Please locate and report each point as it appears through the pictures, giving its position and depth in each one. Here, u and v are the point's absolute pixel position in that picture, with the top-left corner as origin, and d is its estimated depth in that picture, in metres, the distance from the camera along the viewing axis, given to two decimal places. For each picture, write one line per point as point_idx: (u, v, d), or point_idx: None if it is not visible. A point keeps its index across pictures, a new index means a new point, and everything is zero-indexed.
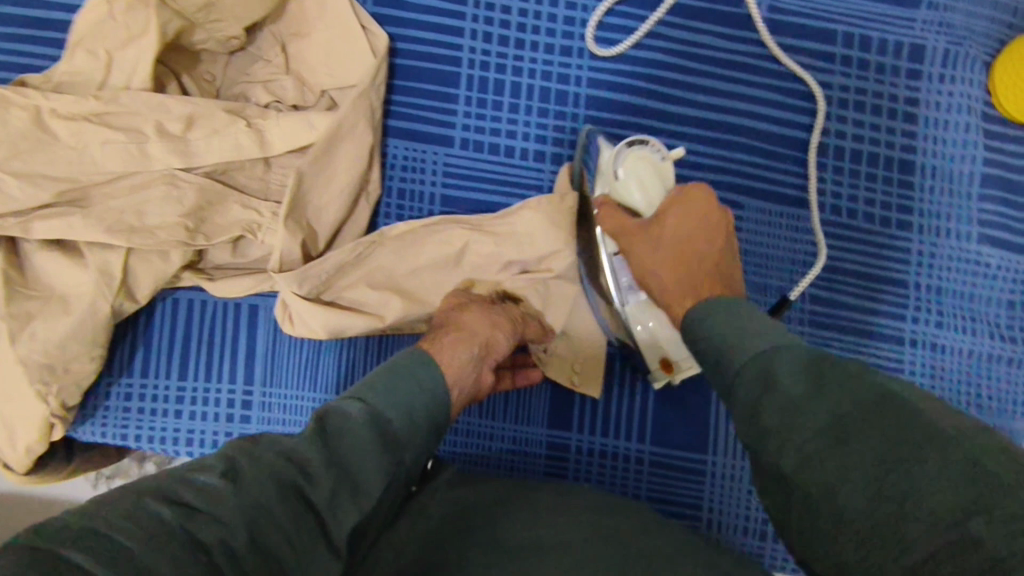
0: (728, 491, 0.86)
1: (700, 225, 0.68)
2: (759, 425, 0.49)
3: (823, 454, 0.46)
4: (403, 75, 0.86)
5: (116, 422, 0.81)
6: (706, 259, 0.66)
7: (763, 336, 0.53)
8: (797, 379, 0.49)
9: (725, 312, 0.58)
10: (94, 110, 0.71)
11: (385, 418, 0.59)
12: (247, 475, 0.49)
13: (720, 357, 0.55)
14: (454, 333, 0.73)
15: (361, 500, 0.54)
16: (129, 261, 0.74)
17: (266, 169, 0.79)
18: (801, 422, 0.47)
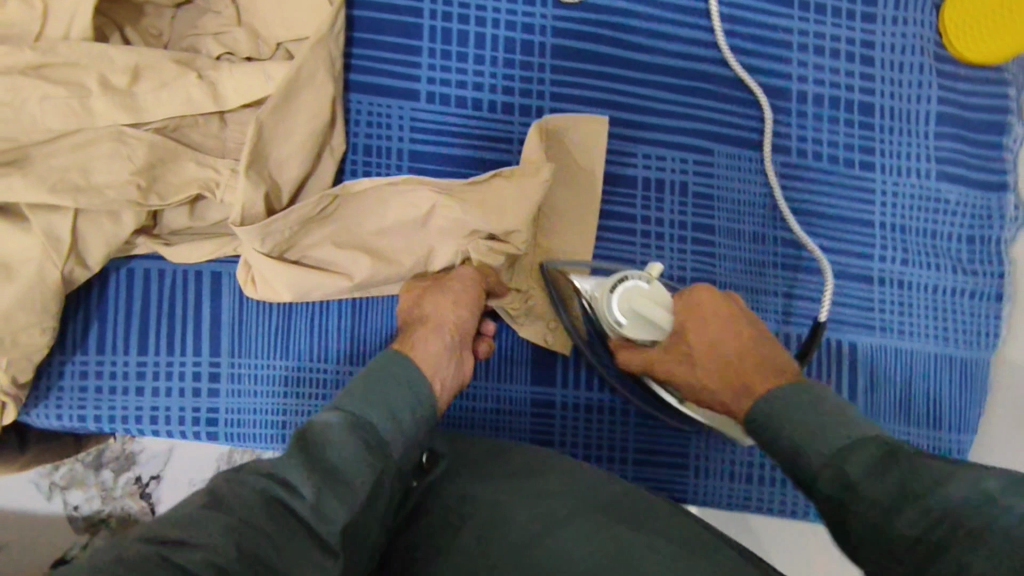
0: (714, 437, 0.86)
1: (728, 322, 0.68)
2: (847, 536, 0.50)
3: (912, 546, 0.46)
4: (362, 27, 0.83)
5: (73, 403, 0.76)
6: (746, 354, 0.66)
7: (827, 437, 0.53)
8: (870, 479, 0.50)
9: (785, 399, 0.58)
10: (29, 62, 0.66)
11: (366, 419, 0.55)
12: (230, 499, 0.46)
13: (793, 458, 0.55)
14: (422, 328, 0.70)
15: (350, 495, 0.50)
16: (78, 224, 0.69)
17: (221, 126, 0.75)
18: (887, 528, 0.47)
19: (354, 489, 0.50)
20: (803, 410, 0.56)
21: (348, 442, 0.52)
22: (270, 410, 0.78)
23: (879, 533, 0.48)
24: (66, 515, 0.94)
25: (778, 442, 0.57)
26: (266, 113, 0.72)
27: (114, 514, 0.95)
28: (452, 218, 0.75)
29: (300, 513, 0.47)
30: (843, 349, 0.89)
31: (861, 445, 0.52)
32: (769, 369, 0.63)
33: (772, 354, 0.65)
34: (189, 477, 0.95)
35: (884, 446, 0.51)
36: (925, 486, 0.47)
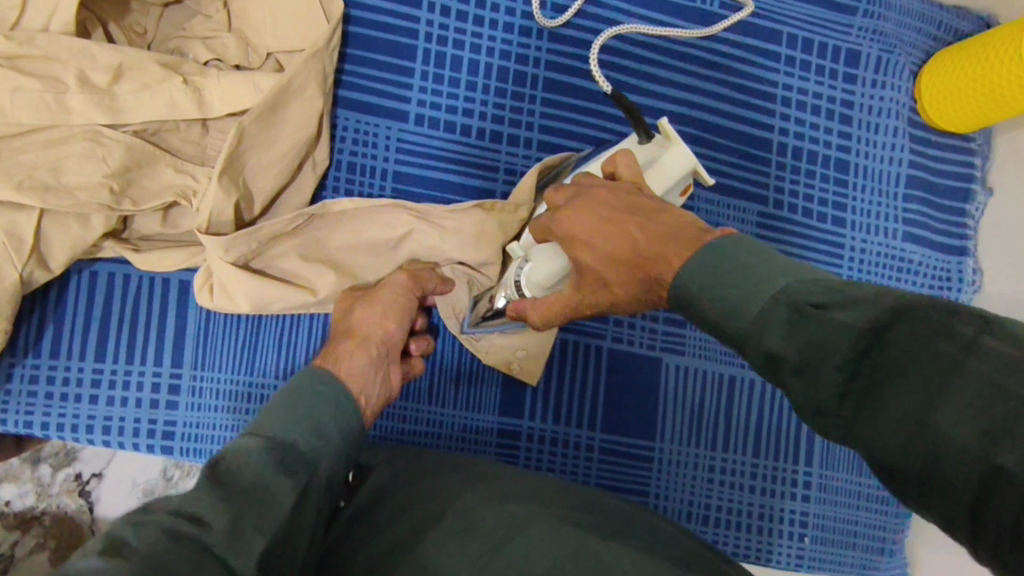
0: (675, 477, 0.87)
1: (586, 205, 0.58)
2: (777, 364, 0.44)
3: (842, 413, 0.41)
4: (355, 43, 0.82)
5: (19, 407, 0.72)
6: (637, 239, 0.54)
7: (749, 296, 0.46)
8: (788, 342, 0.43)
9: (706, 279, 0.48)
10: (5, 51, 0.64)
11: (286, 438, 0.53)
12: (132, 542, 0.40)
13: (726, 331, 0.47)
14: (347, 340, 0.68)
15: (271, 514, 0.47)
16: (42, 224, 0.66)
17: (203, 133, 0.72)
18: (813, 392, 0.42)
19: (274, 510, 0.48)
20: (729, 284, 0.47)
21: (264, 463, 0.49)
22: (230, 427, 0.76)
23: (808, 403, 0.43)
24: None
25: (701, 312, 0.49)
26: (250, 121, 0.69)
27: (47, 512, 0.90)
28: (427, 241, 0.74)
29: (212, 547, 0.42)
30: None
31: (775, 306, 0.44)
32: (655, 228, 0.53)
33: (652, 217, 0.55)
34: (133, 477, 0.91)
35: (794, 302, 0.43)
36: (836, 337, 0.41)
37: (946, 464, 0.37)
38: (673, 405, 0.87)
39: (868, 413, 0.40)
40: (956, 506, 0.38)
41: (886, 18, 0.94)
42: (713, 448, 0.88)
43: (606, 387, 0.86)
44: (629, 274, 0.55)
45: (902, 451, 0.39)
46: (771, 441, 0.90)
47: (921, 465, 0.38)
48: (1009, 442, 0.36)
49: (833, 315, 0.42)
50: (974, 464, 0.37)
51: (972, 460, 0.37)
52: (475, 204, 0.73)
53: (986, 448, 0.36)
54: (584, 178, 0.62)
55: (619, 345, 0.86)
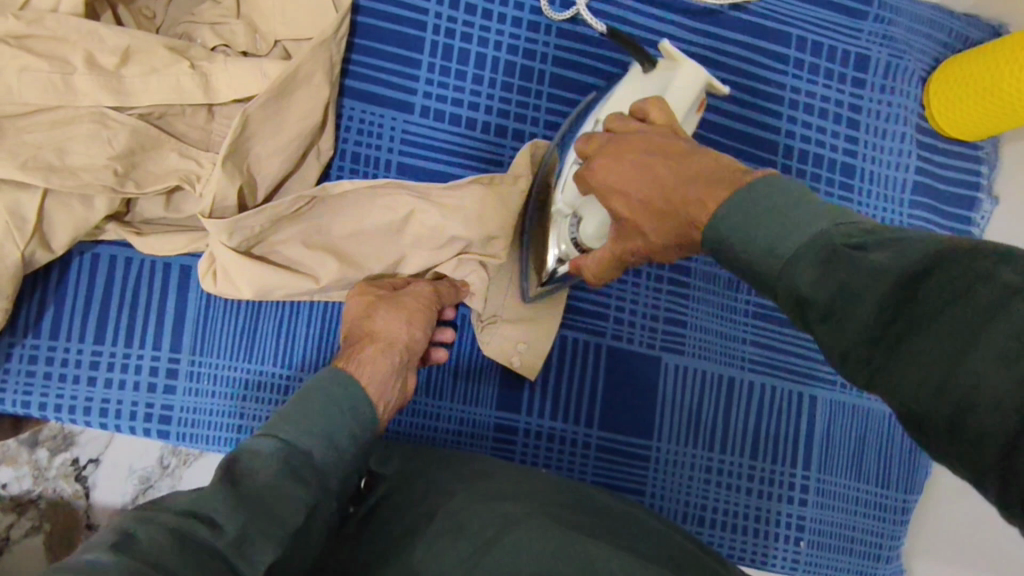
0: (671, 477, 0.87)
1: (622, 153, 0.57)
2: (805, 304, 0.42)
3: (870, 357, 0.40)
4: (363, 33, 0.82)
5: (18, 387, 0.72)
6: (670, 183, 0.53)
7: (787, 235, 0.45)
8: (819, 284, 0.41)
9: (743, 218, 0.47)
10: (13, 30, 0.64)
11: (300, 450, 0.53)
12: (139, 539, 0.40)
13: (758, 274, 0.46)
14: (372, 345, 0.69)
15: (275, 527, 0.46)
16: (45, 204, 0.66)
17: (208, 118, 0.72)
18: (841, 334, 0.40)
19: (282, 523, 0.47)
20: (764, 226, 0.46)
21: (280, 473, 0.50)
22: (228, 412, 0.76)
23: (835, 348, 0.41)
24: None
25: (732, 255, 0.48)
26: (256, 108, 0.69)
27: (43, 496, 0.90)
28: (430, 220, 0.74)
29: (219, 550, 0.43)
30: (803, 404, 0.91)
31: (810, 249, 0.43)
32: (689, 170, 0.52)
33: (687, 159, 0.53)
34: (129, 463, 0.91)
35: (831, 244, 0.42)
36: (872, 276, 0.39)
37: (978, 410, 0.35)
38: (671, 406, 0.87)
39: (899, 357, 0.38)
40: (984, 456, 0.35)
41: (896, 22, 0.94)
42: (710, 449, 0.88)
43: (604, 385, 0.86)
44: (661, 221, 0.54)
45: (931, 396, 0.37)
46: (769, 444, 0.90)
47: (951, 411, 0.36)
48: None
49: (872, 255, 0.40)
50: (1008, 411, 0.34)
51: (1007, 407, 0.34)
52: (472, 178, 0.74)
53: (1023, 396, 0.34)
54: (616, 123, 0.61)
55: (619, 343, 0.86)
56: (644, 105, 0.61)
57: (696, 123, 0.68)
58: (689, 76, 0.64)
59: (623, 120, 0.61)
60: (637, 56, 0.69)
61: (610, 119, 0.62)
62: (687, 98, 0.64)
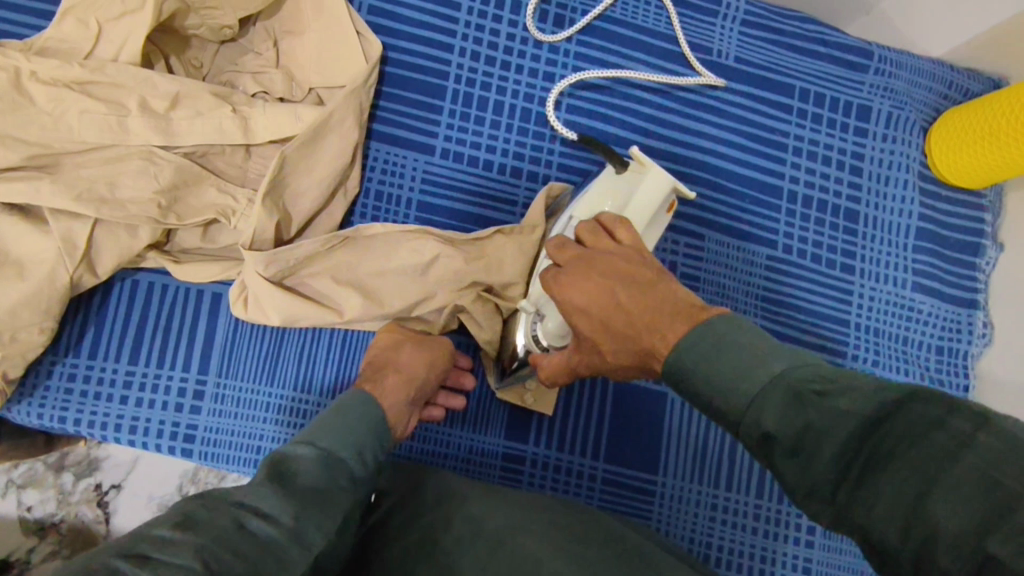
0: (677, 512, 0.88)
1: (584, 275, 0.61)
2: (773, 452, 0.45)
3: (837, 494, 0.42)
4: (390, 82, 0.88)
5: (56, 403, 0.77)
6: (630, 311, 0.57)
7: (746, 377, 0.47)
8: (787, 424, 0.44)
9: (701, 357, 0.49)
10: (78, 77, 0.71)
11: (338, 457, 0.56)
12: (205, 523, 0.46)
13: (718, 409, 0.48)
14: (397, 373, 0.73)
15: (328, 519, 0.51)
16: (94, 233, 0.72)
17: (246, 157, 0.79)
18: (813, 477, 0.43)
19: (332, 517, 0.52)
20: (726, 367, 0.48)
21: (321, 472, 0.54)
22: (249, 434, 0.79)
23: (802, 484, 0.43)
24: (17, 516, 0.93)
25: (695, 397, 0.50)
26: (291, 150, 0.75)
27: (65, 519, 0.93)
28: (451, 265, 0.79)
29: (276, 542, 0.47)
30: None
31: (771, 394, 0.45)
32: (644, 302, 0.56)
33: (643, 291, 0.57)
34: (150, 492, 0.95)
35: (793, 387, 0.45)
36: (841, 421, 0.42)
37: (940, 549, 0.38)
38: (677, 441, 0.89)
39: (868, 502, 0.41)
40: None
41: (896, 76, 0.98)
42: (715, 486, 0.89)
43: (612, 417, 0.88)
44: (619, 344, 0.58)
45: (901, 533, 0.40)
46: (775, 483, 0.91)
47: (917, 546, 0.39)
48: (1005, 533, 0.36)
49: (837, 402, 0.43)
50: (967, 551, 0.37)
51: (966, 547, 0.37)
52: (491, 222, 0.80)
53: (978, 538, 0.37)
54: (588, 235, 0.65)
55: (625, 377, 0.89)
56: (614, 222, 0.65)
57: (665, 224, 0.71)
58: (657, 182, 0.68)
59: (594, 234, 0.65)
60: (610, 160, 0.73)
61: (581, 229, 0.66)
62: (652, 207, 0.68)
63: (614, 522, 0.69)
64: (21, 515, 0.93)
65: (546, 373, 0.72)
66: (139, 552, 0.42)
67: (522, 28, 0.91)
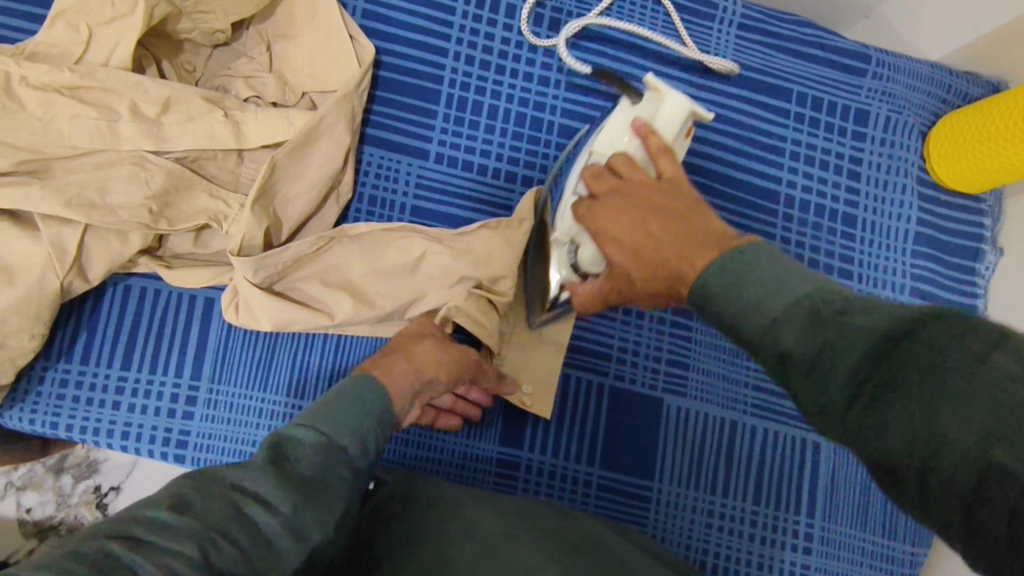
0: (673, 518, 0.87)
1: (619, 207, 0.62)
2: (788, 372, 0.43)
3: (846, 413, 0.40)
4: (384, 86, 0.88)
5: (48, 409, 0.77)
6: (662, 241, 0.57)
7: (772, 295, 0.45)
8: (805, 341, 0.42)
9: (727, 279, 0.48)
10: (68, 82, 0.70)
11: (341, 447, 0.54)
12: (202, 507, 0.45)
13: (738, 331, 0.47)
14: (406, 363, 0.69)
15: (324, 515, 0.50)
16: (84, 239, 0.71)
17: (238, 162, 0.79)
18: (823, 393, 0.41)
19: (330, 512, 0.51)
20: (750, 289, 0.47)
21: (321, 463, 0.52)
22: (241, 440, 0.79)
23: (816, 405, 0.42)
24: (16, 518, 0.93)
25: (719, 319, 0.49)
26: (283, 154, 0.75)
27: (64, 522, 0.93)
28: (439, 262, 0.79)
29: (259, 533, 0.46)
30: (806, 448, 0.91)
31: (792, 311, 0.44)
32: (676, 233, 0.56)
33: (678, 221, 0.57)
34: (148, 493, 0.95)
35: (815, 307, 0.43)
36: (852, 341, 0.40)
37: (944, 461, 0.36)
38: (672, 447, 0.88)
39: (874, 417, 0.39)
40: (948, 508, 0.36)
41: (894, 80, 0.97)
42: (712, 492, 0.89)
43: (607, 422, 0.88)
44: (648, 273, 0.58)
45: (904, 447, 0.38)
46: (773, 490, 0.90)
47: (921, 463, 0.37)
48: (1012, 440, 0.34)
49: (858, 319, 0.41)
50: (971, 463, 0.35)
51: (971, 459, 0.35)
52: (484, 227, 0.80)
53: (985, 448, 0.35)
54: (622, 165, 0.65)
55: (621, 382, 0.89)
56: (657, 149, 0.65)
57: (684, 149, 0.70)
58: (674, 105, 0.66)
59: (629, 164, 0.64)
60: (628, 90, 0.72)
61: (615, 159, 0.66)
62: (675, 130, 0.67)
63: (605, 531, 0.68)
64: (20, 518, 0.93)
65: (580, 298, 0.70)
66: (130, 533, 0.42)
67: (517, 30, 0.90)
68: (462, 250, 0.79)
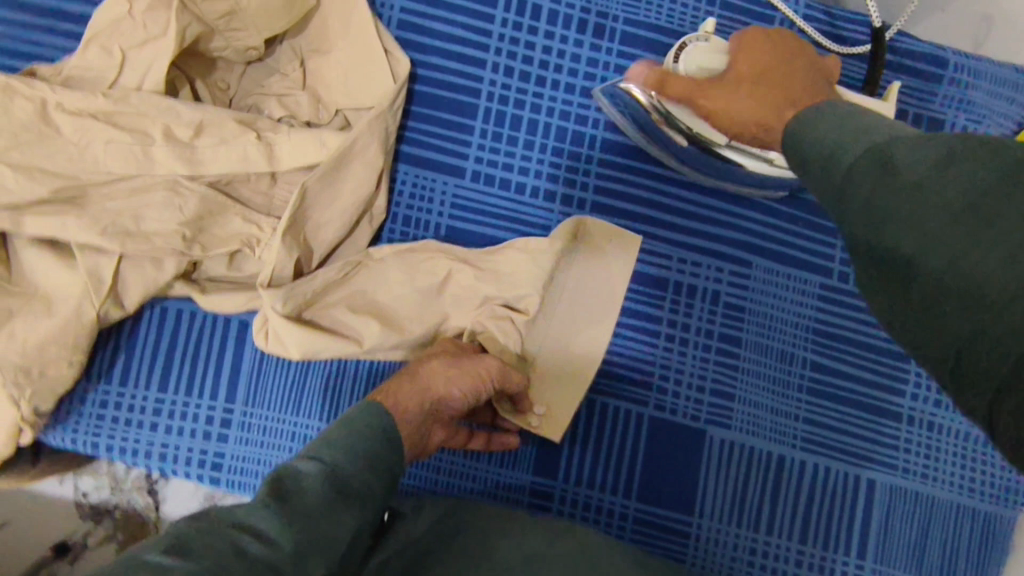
0: (714, 555, 0.84)
1: (769, 47, 0.65)
2: (885, 191, 0.43)
3: (946, 231, 0.40)
4: (420, 100, 0.85)
5: (89, 429, 0.78)
6: (782, 71, 0.63)
7: (885, 129, 0.47)
8: (921, 162, 0.42)
9: (826, 118, 0.51)
10: (102, 108, 0.70)
11: (343, 472, 0.52)
12: (199, 546, 0.43)
13: (831, 153, 0.48)
14: (411, 381, 0.67)
15: (329, 550, 0.48)
16: (120, 267, 0.71)
17: (271, 183, 0.77)
18: (915, 218, 0.41)
19: (332, 547, 0.48)
20: (851, 124, 0.49)
21: (327, 493, 0.50)
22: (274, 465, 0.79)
23: (910, 223, 0.41)
24: (73, 501, 0.86)
25: (807, 153, 0.50)
26: (314, 179, 0.73)
27: (120, 507, 0.86)
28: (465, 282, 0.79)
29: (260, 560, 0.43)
30: (859, 485, 0.86)
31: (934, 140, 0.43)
32: (793, 76, 0.62)
33: (800, 73, 0.63)
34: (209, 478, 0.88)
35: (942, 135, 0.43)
36: (978, 169, 0.40)
37: None
38: (716, 482, 0.85)
39: (955, 240, 0.39)
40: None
41: (973, 87, 0.89)
42: (756, 528, 0.85)
43: (645, 454, 0.84)
44: (754, 96, 0.64)
45: (1004, 268, 0.37)
46: (821, 528, 0.85)
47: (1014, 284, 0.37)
48: None
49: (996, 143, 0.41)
50: None
51: None
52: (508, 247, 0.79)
53: None
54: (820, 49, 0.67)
55: (662, 413, 0.85)
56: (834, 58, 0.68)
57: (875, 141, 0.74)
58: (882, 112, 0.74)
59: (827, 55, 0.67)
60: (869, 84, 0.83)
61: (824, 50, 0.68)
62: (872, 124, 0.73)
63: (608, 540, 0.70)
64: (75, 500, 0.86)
65: (677, 85, 0.69)
66: None
67: (559, 39, 0.86)
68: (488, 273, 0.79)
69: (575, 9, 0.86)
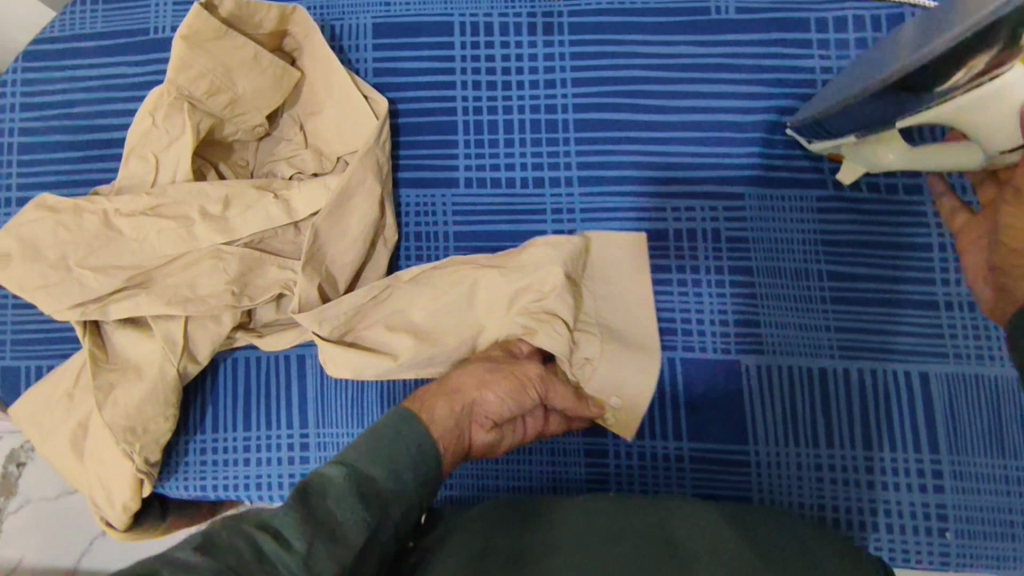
0: (779, 479, 0.85)
1: None
2: None
3: None
4: (406, 131, 0.95)
5: (196, 475, 0.90)
6: None
7: None
8: None
9: None
10: (148, 204, 0.84)
11: (364, 479, 0.61)
12: (225, 543, 0.51)
13: None
14: (442, 392, 0.77)
15: (342, 548, 0.55)
16: (188, 328, 0.84)
17: (297, 233, 0.89)
18: None
19: (344, 544, 0.56)
20: None
21: (342, 496, 0.58)
22: None
23: None
24: None
25: None
26: (322, 220, 0.85)
27: None
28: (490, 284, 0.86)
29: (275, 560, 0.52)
30: (911, 381, 0.85)
31: None
32: None
33: None
34: None
35: None
36: None
37: None
38: (762, 406, 0.86)
39: None
40: None
41: None
42: (815, 445, 0.85)
43: (686, 396, 0.88)
44: None
45: None
46: (883, 430, 0.85)
47: None
48: None
49: None
50: None
51: None
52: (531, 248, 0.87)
53: None
54: None
55: (691, 352, 0.88)
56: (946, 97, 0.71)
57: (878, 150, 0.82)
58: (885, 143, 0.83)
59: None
60: None
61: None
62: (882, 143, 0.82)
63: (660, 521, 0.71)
64: None
65: None
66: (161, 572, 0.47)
67: (515, 45, 0.95)
68: (513, 267, 0.86)
69: (523, 16, 0.95)
